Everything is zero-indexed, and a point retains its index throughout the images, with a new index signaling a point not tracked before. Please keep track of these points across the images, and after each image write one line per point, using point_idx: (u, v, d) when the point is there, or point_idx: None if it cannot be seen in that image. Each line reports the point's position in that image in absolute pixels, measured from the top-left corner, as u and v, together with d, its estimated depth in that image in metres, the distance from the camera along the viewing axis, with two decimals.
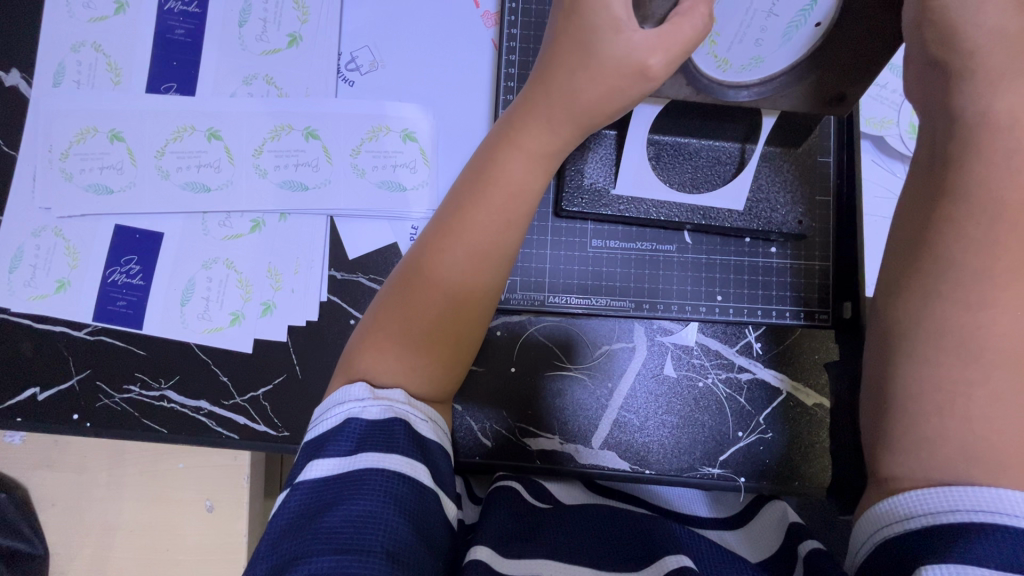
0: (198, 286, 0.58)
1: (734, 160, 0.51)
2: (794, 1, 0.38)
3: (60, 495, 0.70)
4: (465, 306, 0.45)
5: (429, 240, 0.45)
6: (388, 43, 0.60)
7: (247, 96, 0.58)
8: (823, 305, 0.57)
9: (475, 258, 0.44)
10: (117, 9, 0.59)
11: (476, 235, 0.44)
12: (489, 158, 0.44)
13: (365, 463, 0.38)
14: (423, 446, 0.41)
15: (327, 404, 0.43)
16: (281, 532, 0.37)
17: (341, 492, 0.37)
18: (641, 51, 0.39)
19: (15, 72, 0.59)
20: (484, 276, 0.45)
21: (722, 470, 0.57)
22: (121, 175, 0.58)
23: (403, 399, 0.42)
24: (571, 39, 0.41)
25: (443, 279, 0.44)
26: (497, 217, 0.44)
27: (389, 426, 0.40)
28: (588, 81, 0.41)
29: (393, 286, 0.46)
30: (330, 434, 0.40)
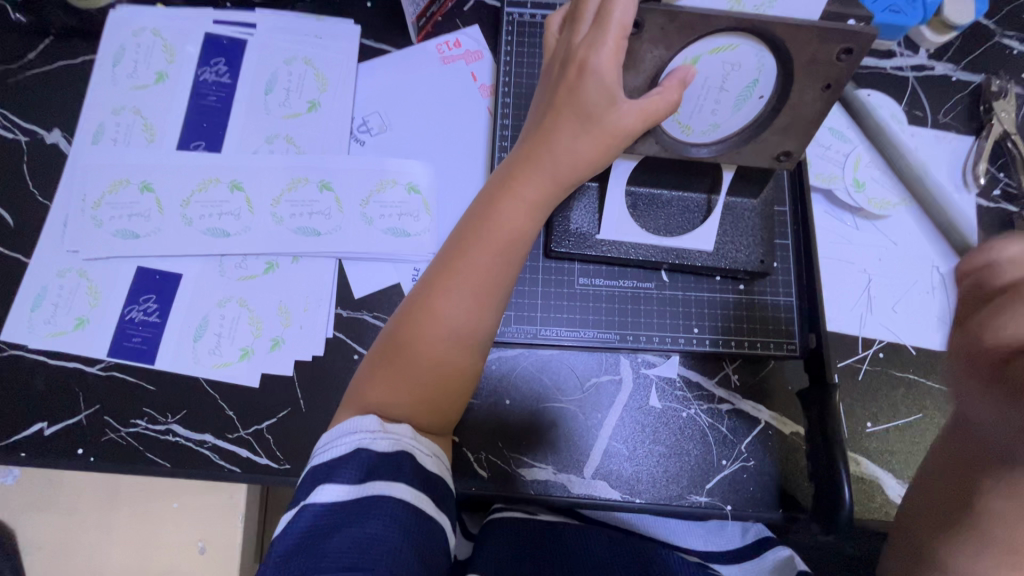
0: (212, 323, 0.61)
1: (701, 208, 0.58)
2: (739, 79, 0.46)
3: (48, 540, 0.70)
4: (465, 343, 0.49)
5: (432, 282, 0.49)
6: (396, 111, 0.68)
7: (268, 152, 0.65)
8: (790, 337, 0.62)
9: (474, 298, 0.49)
10: (156, 79, 0.67)
11: (476, 278, 0.49)
12: (486, 211, 0.49)
13: (374, 491, 0.41)
14: (429, 481, 0.44)
15: (335, 432, 0.45)
16: (288, 551, 0.39)
17: (349, 517, 0.40)
18: (625, 119, 0.45)
19: (57, 132, 0.66)
20: (482, 315, 0.50)
21: (709, 499, 0.60)
22: (148, 222, 0.63)
23: (410, 433, 0.45)
24: (567, 106, 0.46)
25: (445, 319, 0.48)
26: (494, 263, 0.49)
27: (397, 458, 0.44)
28: (574, 145, 0.47)
29: (397, 323, 0.50)
30: (340, 461, 0.43)
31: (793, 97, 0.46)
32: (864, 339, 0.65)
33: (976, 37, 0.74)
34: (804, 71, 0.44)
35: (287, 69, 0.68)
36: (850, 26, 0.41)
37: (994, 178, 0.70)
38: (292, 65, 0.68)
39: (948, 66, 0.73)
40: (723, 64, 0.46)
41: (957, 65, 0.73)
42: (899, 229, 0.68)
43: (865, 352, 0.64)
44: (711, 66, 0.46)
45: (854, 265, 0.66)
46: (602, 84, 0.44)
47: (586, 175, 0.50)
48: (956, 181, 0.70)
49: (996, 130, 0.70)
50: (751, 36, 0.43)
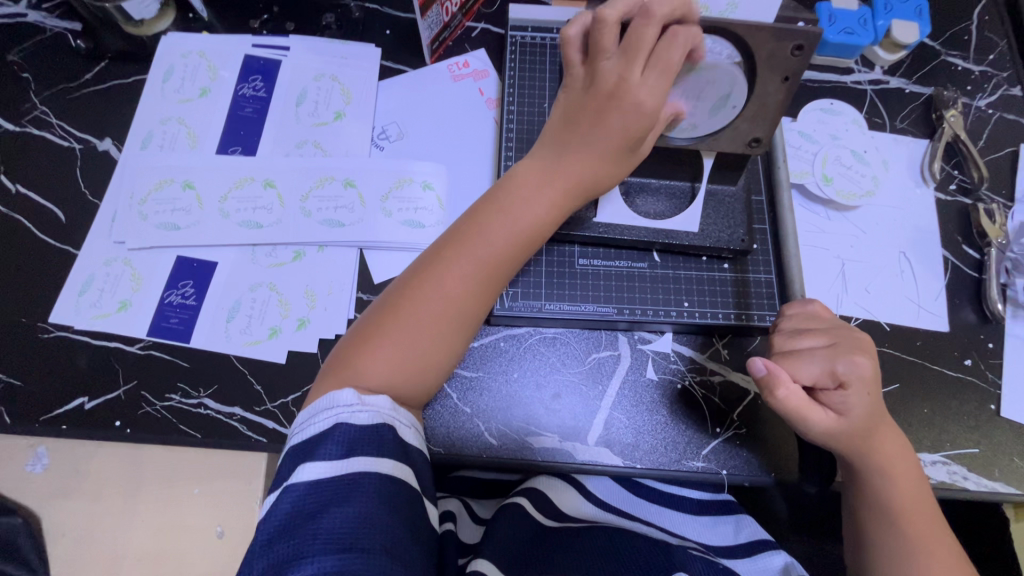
0: (243, 306, 0.67)
1: (686, 194, 0.66)
2: (715, 91, 0.54)
3: (73, 525, 0.72)
4: (453, 325, 0.53)
5: (435, 256, 0.54)
6: (412, 120, 0.76)
7: (298, 156, 0.73)
8: (774, 310, 0.67)
9: (474, 271, 0.53)
10: (200, 94, 0.75)
11: (472, 269, 0.53)
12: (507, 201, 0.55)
13: (358, 466, 0.45)
14: (408, 452, 0.49)
15: (314, 407, 0.48)
16: (276, 529, 0.42)
17: (335, 494, 0.43)
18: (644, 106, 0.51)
19: (108, 140, 0.74)
20: (471, 302, 0.54)
21: (706, 463, 0.64)
22: (189, 216, 0.69)
23: (388, 405, 0.49)
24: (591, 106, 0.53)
25: (439, 305, 0.52)
26: (490, 257, 0.54)
27: (377, 431, 0.47)
28: (591, 148, 0.54)
29: (390, 301, 0.53)
30: (321, 438, 0.46)
31: (759, 88, 0.54)
32: (842, 317, 0.71)
33: (924, 56, 0.84)
34: (765, 67, 0.52)
35: (315, 85, 0.77)
36: (799, 27, 0.50)
37: (949, 174, 0.78)
38: (320, 82, 0.77)
39: (902, 79, 0.82)
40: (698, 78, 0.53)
41: (910, 79, 0.82)
42: (866, 219, 0.75)
43: None
44: (687, 80, 0.53)
45: (829, 251, 0.73)
46: (619, 77, 0.51)
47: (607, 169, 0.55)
48: (915, 177, 0.77)
49: (947, 133, 0.78)
50: (716, 36, 0.51)
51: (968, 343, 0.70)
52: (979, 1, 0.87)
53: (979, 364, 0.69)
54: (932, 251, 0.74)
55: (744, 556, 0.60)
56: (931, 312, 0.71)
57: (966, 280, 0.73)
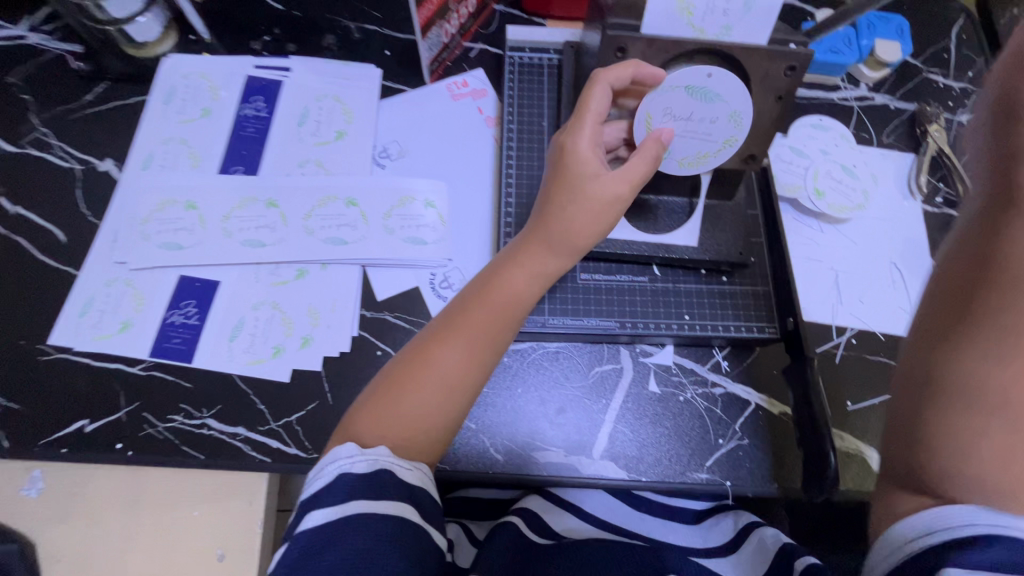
0: (247, 324, 0.67)
1: (684, 210, 0.68)
2: (709, 109, 0.53)
3: (69, 551, 0.71)
4: (454, 393, 0.54)
5: (434, 332, 0.56)
6: (413, 138, 0.77)
7: (301, 174, 0.74)
8: (772, 321, 0.68)
9: (466, 351, 0.54)
10: (202, 114, 0.76)
11: (469, 335, 0.55)
12: (494, 276, 0.57)
13: (357, 510, 0.44)
14: (411, 491, 0.47)
15: (320, 462, 0.48)
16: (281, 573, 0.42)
17: (336, 538, 0.43)
18: (613, 187, 0.55)
19: (109, 160, 0.74)
20: (470, 369, 0.54)
21: (710, 475, 0.64)
22: (192, 235, 0.69)
23: (387, 453, 0.48)
24: (562, 186, 0.56)
25: (440, 371, 0.53)
26: (486, 326, 0.55)
27: (377, 477, 0.46)
28: (573, 216, 0.56)
29: (394, 370, 0.54)
30: (322, 489, 0.46)
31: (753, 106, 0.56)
32: (838, 327, 0.72)
33: (907, 73, 0.87)
34: (759, 85, 0.54)
35: (317, 105, 0.77)
36: (791, 48, 0.52)
37: (935, 186, 0.80)
38: (322, 102, 0.78)
39: (887, 95, 0.85)
40: (691, 97, 0.53)
41: (894, 95, 0.85)
42: (858, 231, 0.77)
43: (839, 338, 0.71)
44: (675, 97, 0.53)
45: (824, 262, 0.75)
46: (584, 163, 0.56)
47: (583, 244, 0.57)
48: (902, 190, 0.80)
49: (932, 147, 0.81)
50: (708, 55, 0.53)
51: None
52: (957, 20, 0.91)
53: None
54: (922, 262, 0.76)
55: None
56: None
57: None
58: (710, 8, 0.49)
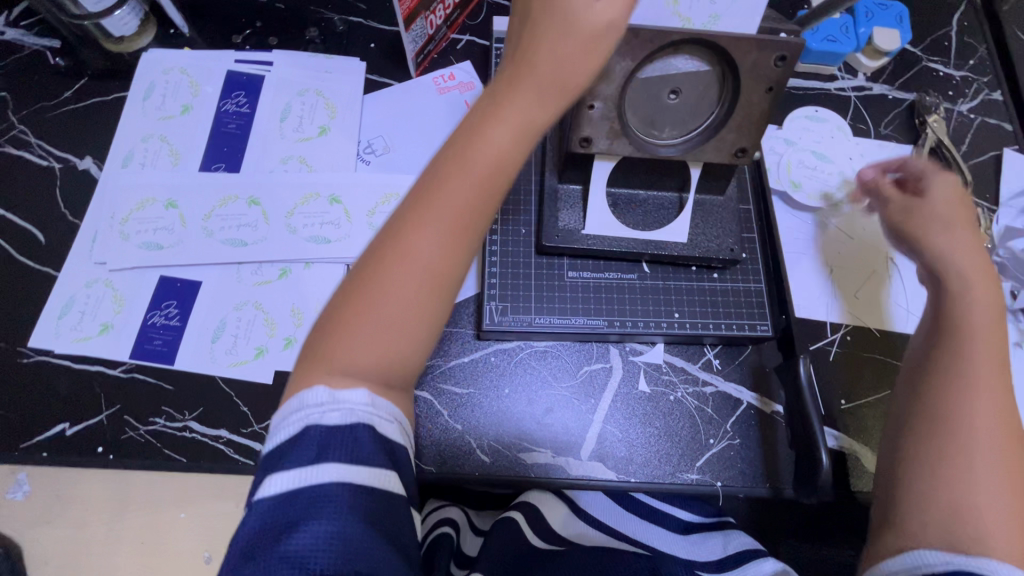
0: (228, 325, 0.66)
1: (674, 205, 0.65)
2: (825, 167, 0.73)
3: (55, 555, 0.70)
4: (438, 288, 0.47)
5: (404, 217, 0.48)
6: (397, 134, 0.76)
7: (283, 172, 0.72)
8: (764, 319, 0.67)
9: (447, 235, 0.47)
10: (182, 110, 0.74)
11: (452, 210, 0.47)
12: (467, 140, 0.48)
13: (327, 475, 0.41)
14: (390, 448, 0.45)
15: (285, 408, 0.45)
16: (242, 549, 0.40)
17: (305, 506, 0.41)
18: (601, 18, 0.45)
19: (88, 158, 0.72)
20: (455, 252, 0.48)
21: (700, 476, 0.63)
22: (172, 234, 0.68)
23: (365, 401, 0.44)
24: (541, 56, 0.47)
25: (418, 259, 0.47)
26: (470, 198, 0.47)
27: (350, 429, 0.43)
28: (558, 55, 0.46)
29: (361, 269, 0.47)
30: (290, 444, 0.43)
31: (743, 99, 0.53)
32: (832, 324, 0.71)
33: (906, 63, 0.84)
34: (749, 77, 0.52)
35: (300, 100, 0.76)
36: (782, 38, 0.49)
37: None
38: (305, 96, 0.76)
39: (885, 86, 0.83)
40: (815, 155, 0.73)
41: (892, 85, 0.83)
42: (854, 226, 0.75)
43: (833, 336, 0.70)
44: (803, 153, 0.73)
45: (819, 257, 0.73)
46: (568, 18, 0.46)
47: (575, 87, 0.48)
48: None
49: (931, 138, 0.79)
50: (692, 45, 0.51)
51: None
52: (958, 8, 0.88)
53: None
54: None
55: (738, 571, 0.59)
56: None
57: None
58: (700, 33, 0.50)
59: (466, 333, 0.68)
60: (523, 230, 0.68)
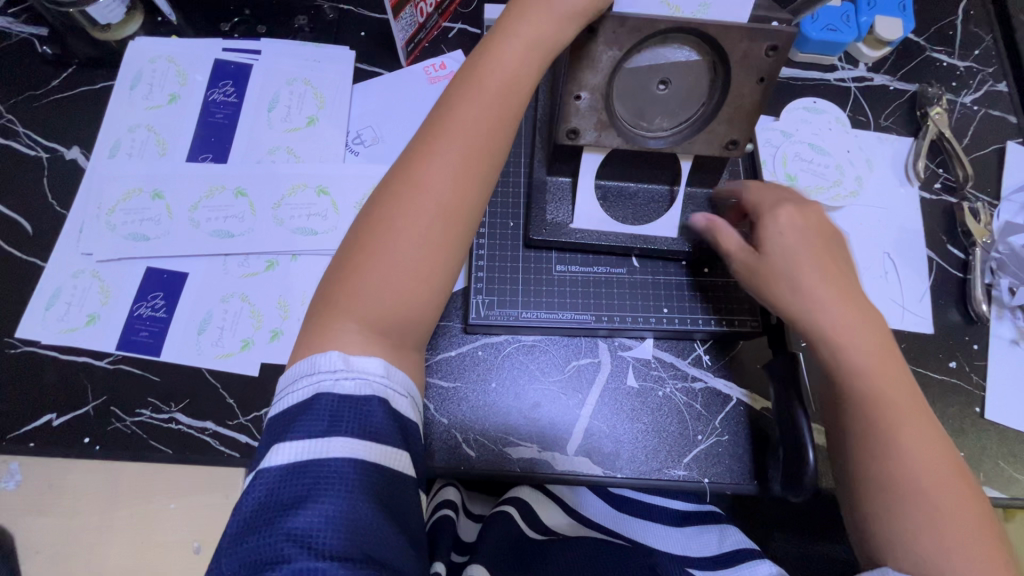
0: (215, 317, 0.65)
1: (665, 199, 0.64)
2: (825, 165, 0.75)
3: (46, 542, 0.71)
4: (453, 220, 0.48)
5: (415, 153, 0.49)
6: (386, 124, 0.75)
7: (270, 162, 0.71)
8: (754, 315, 0.66)
9: (458, 168, 0.48)
10: (170, 100, 0.74)
11: (462, 141, 0.48)
12: (474, 78, 0.49)
13: (335, 451, 0.41)
14: (402, 423, 0.45)
15: (296, 372, 0.45)
16: (249, 516, 0.40)
17: (311, 482, 0.40)
18: None
19: (75, 148, 0.72)
20: (468, 183, 0.48)
21: (688, 472, 0.63)
22: (159, 225, 0.68)
23: (379, 370, 0.44)
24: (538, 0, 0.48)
25: (430, 193, 0.47)
26: (480, 127, 0.48)
27: (362, 400, 0.43)
28: None
29: (375, 205, 0.48)
30: (299, 413, 0.43)
31: (733, 90, 0.52)
32: None
33: (908, 53, 0.82)
34: (740, 68, 0.50)
35: (288, 89, 0.75)
36: (773, 26, 0.48)
37: (933, 173, 0.77)
38: (293, 86, 0.75)
39: (886, 76, 0.81)
40: (813, 151, 0.76)
41: (894, 76, 0.81)
42: (851, 219, 0.74)
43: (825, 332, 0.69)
44: (801, 147, 0.75)
45: None
46: None
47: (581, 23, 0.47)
48: (899, 176, 0.76)
49: (931, 131, 0.77)
50: (680, 35, 0.49)
51: (953, 345, 0.69)
52: None
53: (964, 365, 0.68)
54: (915, 252, 0.73)
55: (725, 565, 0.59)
56: (916, 313, 0.70)
57: (951, 280, 0.72)
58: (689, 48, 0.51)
59: (454, 326, 0.67)
60: (511, 223, 0.67)
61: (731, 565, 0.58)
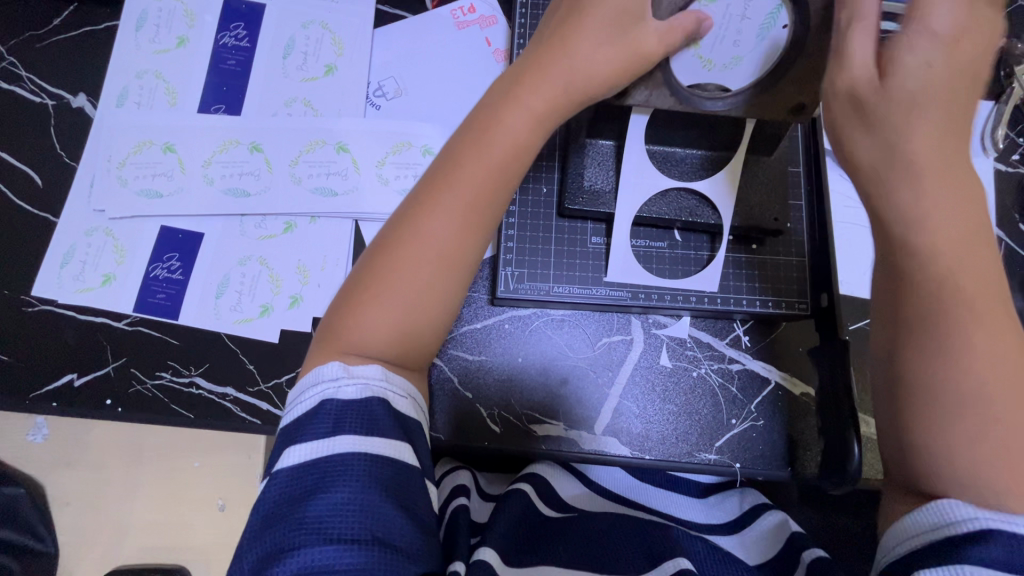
0: (232, 281, 0.63)
1: (714, 164, 0.57)
2: None
3: (75, 493, 0.72)
4: (452, 273, 0.46)
5: (422, 197, 0.46)
6: (411, 75, 0.69)
7: (287, 115, 0.66)
8: (802, 297, 0.62)
9: (460, 222, 0.45)
10: (178, 43, 0.68)
11: (468, 195, 0.45)
12: (488, 123, 0.46)
13: (344, 449, 0.39)
14: (404, 422, 0.43)
15: (301, 386, 0.43)
16: (264, 516, 0.38)
17: (321, 480, 0.39)
18: (648, 36, 0.44)
19: (82, 96, 0.67)
20: (469, 243, 0.46)
21: (719, 456, 0.61)
22: (171, 181, 0.64)
23: (380, 376, 0.43)
24: (563, 50, 0.46)
25: (431, 243, 0.45)
26: (488, 185, 0.45)
27: (367, 404, 0.41)
28: (596, 49, 0.45)
29: (377, 250, 0.46)
30: (306, 418, 0.41)
31: (812, 43, 0.45)
32: None
33: None
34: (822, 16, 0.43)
35: (304, 33, 0.69)
36: None
37: (1012, 142, 0.69)
38: (310, 30, 0.69)
39: None
40: None
41: None
42: None
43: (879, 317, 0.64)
44: None
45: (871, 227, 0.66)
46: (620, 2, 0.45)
47: (604, 91, 0.46)
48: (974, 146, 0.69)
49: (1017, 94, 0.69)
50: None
51: None
52: None
53: None
54: None
55: (747, 525, 0.59)
56: None
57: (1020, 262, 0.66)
58: (719, 37, 0.47)
59: (479, 296, 0.64)
60: (544, 189, 0.63)
61: (751, 524, 0.59)
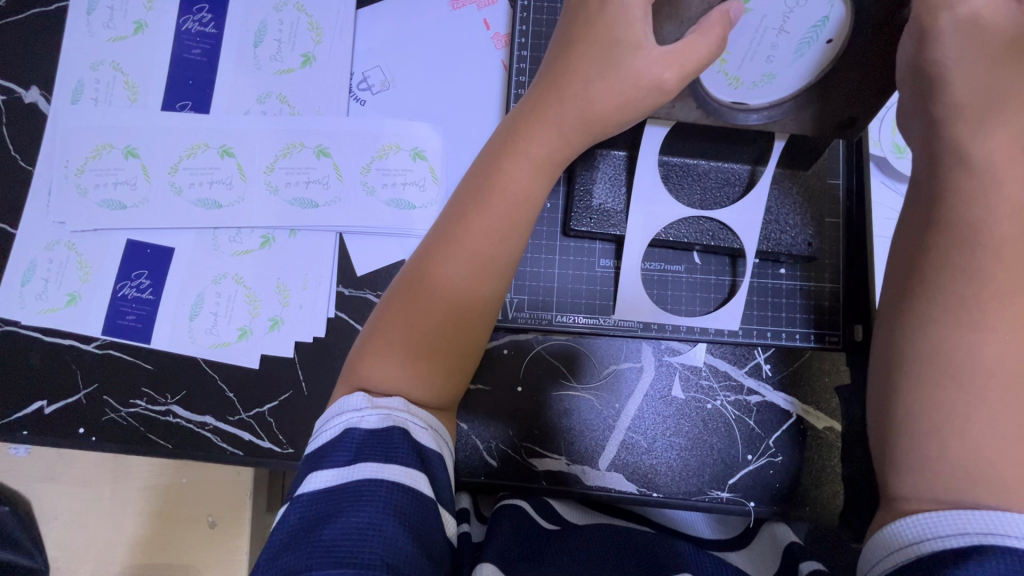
0: (207, 301, 0.58)
1: (743, 181, 0.53)
2: None
3: (61, 510, 0.70)
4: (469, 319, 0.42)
5: (431, 244, 0.43)
6: (399, 63, 0.61)
7: (261, 114, 0.59)
8: (833, 327, 0.57)
9: (473, 267, 0.42)
10: (136, 29, 0.61)
11: (485, 238, 0.42)
12: (489, 169, 0.42)
13: (365, 474, 0.34)
14: (426, 457, 0.37)
15: (325, 418, 0.39)
16: (277, 543, 0.32)
17: (339, 505, 0.33)
18: (654, 67, 0.38)
19: (35, 89, 0.60)
20: (487, 287, 0.42)
21: (732, 495, 0.56)
22: (134, 191, 0.59)
23: (403, 407, 0.38)
24: (558, 90, 0.41)
25: (447, 289, 0.41)
26: (501, 227, 0.42)
27: (388, 435, 0.36)
28: (593, 86, 0.40)
29: (388, 305, 0.42)
30: (329, 447, 0.36)
31: None
32: None
33: None
34: None
35: (277, 16, 0.61)
36: None
37: None
38: (284, 12, 0.61)
39: None
40: None
41: None
42: None
43: None
44: None
45: None
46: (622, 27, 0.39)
47: (607, 127, 0.42)
48: None
49: None
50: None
51: None
52: None
53: None
54: None
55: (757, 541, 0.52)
56: None
57: None
58: (749, 52, 0.41)
59: None
60: (548, 205, 0.58)
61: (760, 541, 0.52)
